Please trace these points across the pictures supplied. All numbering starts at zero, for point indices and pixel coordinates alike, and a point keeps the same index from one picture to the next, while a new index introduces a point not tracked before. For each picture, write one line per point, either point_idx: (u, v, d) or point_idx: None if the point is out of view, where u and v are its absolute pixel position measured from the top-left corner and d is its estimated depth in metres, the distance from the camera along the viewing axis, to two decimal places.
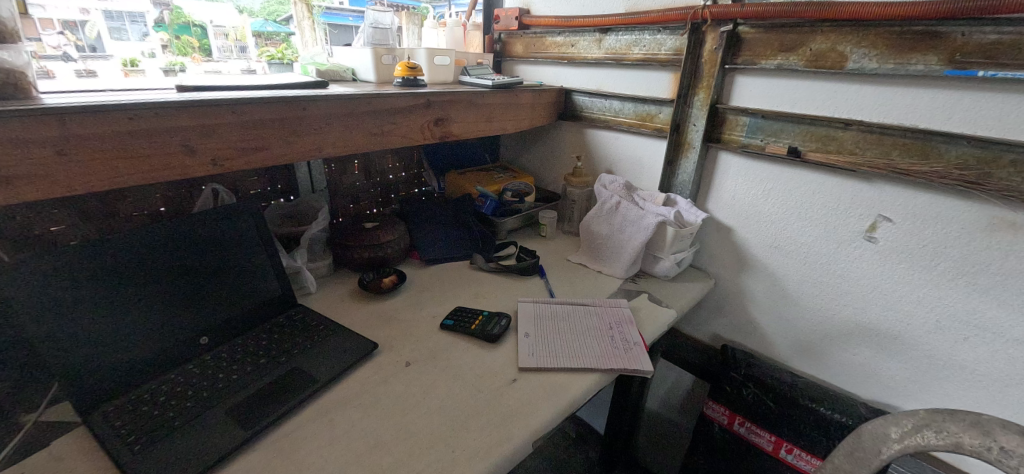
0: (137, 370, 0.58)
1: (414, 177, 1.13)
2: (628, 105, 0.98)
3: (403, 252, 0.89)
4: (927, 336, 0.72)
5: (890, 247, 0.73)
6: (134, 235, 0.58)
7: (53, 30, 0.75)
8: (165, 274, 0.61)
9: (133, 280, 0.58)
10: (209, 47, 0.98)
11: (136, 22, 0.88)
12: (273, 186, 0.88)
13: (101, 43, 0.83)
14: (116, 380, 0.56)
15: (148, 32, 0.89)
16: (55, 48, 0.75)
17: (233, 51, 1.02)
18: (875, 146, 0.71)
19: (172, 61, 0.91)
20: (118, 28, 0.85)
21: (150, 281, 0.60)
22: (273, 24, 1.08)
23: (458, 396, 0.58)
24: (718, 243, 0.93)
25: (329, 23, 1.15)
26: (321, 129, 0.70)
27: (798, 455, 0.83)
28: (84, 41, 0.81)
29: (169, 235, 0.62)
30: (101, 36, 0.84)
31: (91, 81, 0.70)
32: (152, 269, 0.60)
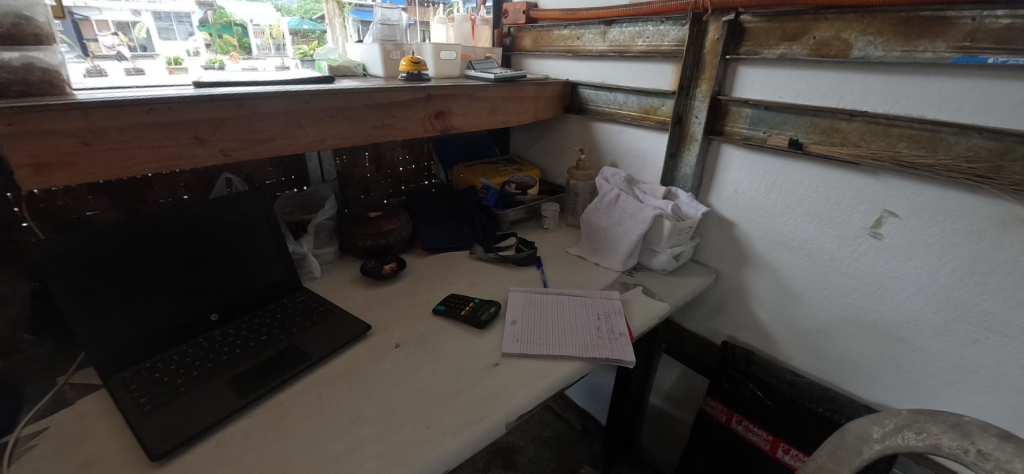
0: (152, 341, 0.63)
1: (424, 169, 1.17)
2: (632, 98, 0.97)
3: (406, 241, 0.92)
4: (936, 338, 0.69)
5: (897, 244, 0.70)
6: (150, 217, 0.64)
7: (106, 32, 0.84)
8: (178, 254, 0.66)
9: (150, 258, 0.63)
10: (249, 45, 1.04)
11: (182, 22, 0.95)
12: (286, 176, 0.93)
13: (151, 42, 0.90)
14: (133, 349, 0.61)
15: (193, 32, 0.96)
16: (109, 48, 0.84)
17: (270, 50, 1.06)
18: (881, 137, 0.68)
19: (212, 58, 0.97)
20: (166, 28, 0.93)
21: (165, 259, 0.65)
22: (309, 22, 1.11)
23: (439, 377, 0.61)
24: (720, 237, 0.91)
25: (360, 20, 1.17)
26: (324, 122, 0.74)
27: (795, 456, 0.81)
28: (135, 41, 0.88)
29: (183, 219, 0.67)
30: (150, 36, 0.91)
31: (138, 78, 0.77)
32: (167, 249, 0.65)
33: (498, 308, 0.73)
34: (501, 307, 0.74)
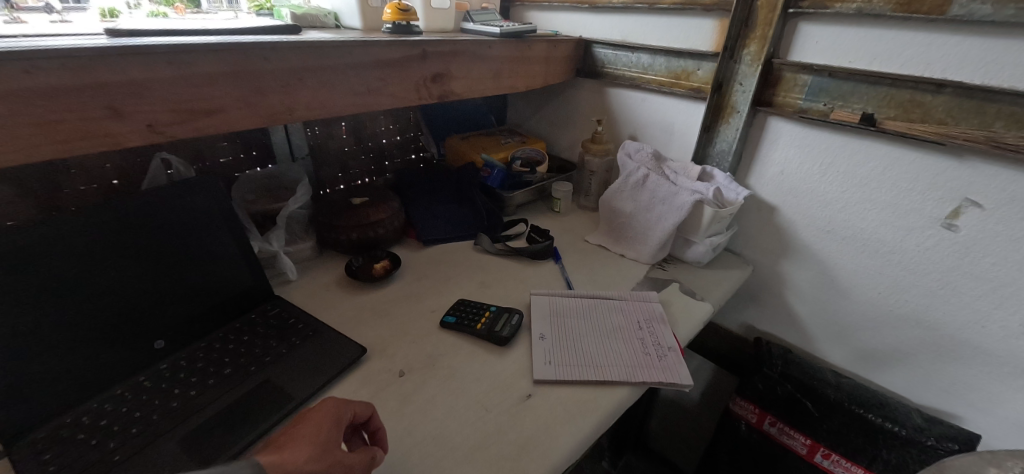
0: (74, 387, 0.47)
1: (411, 142, 1.00)
2: (659, 60, 0.83)
3: (398, 232, 0.78)
4: (1006, 342, 0.62)
5: (974, 238, 0.61)
6: (60, 220, 0.46)
7: None
8: (103, 269, 0.49)
9: (65, 274, 0.46)
10: None
11: None
12: (246, 154, 0.76)
13: None
14: (47, 402, 0.45)
15: None
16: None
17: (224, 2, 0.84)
18: (974, 114, 0.57)
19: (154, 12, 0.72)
20: None
21: (87, 274, 0.48)
22: None
23: (463, 417, 0.48)
24: (759, 224, 0.82)
25: None
26: (291, 86, 0.56)
27: (836, 462, 0.75)
28: None
29: (110, 218, 0.50)
30: None
31: (61, 27, 0.57)
32: (84, 264, 0.48)
33: (519, 319, 0.61)
34: (521, 316, 0.62)
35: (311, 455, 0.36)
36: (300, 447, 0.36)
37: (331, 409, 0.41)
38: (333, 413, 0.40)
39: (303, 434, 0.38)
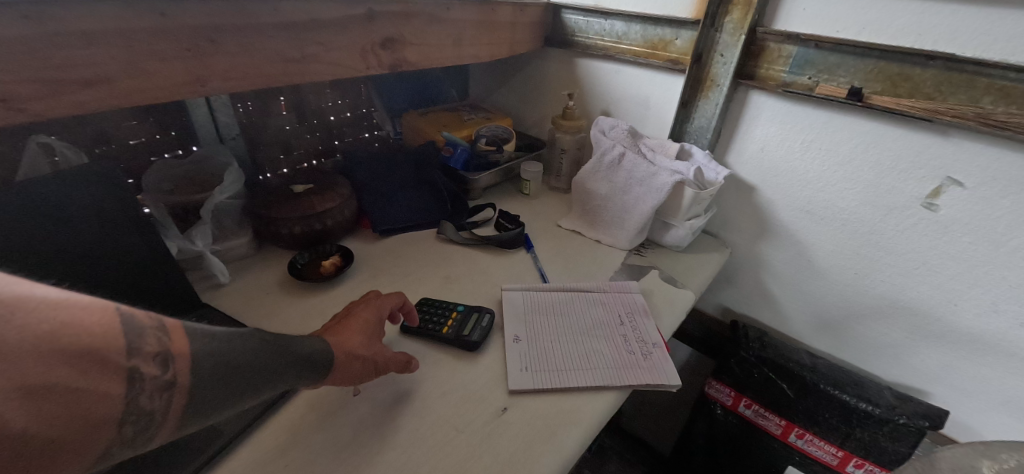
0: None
1: (363, 118, 0.90)
2: (635, 27, 0.77)
3: (350, 222, 0.69)
4: (978, 320, 0.62)
5: (953, 217, 0.60)
6: None
7: None
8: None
9: None
10: None
11: None
12: (163, 134, 0.65)
13: None
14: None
15: None
16: None
17: None
18: (963, 89, 0.55)
19: None
20: None
21: None
22: None
23: (430, 440, 0.42)
24: (737, 205, 0.79)
25: None
26: (204, 50, 0.45)
27: (810, 441, 0.75)
28: None
29: None
30: None
31: None
32: None
33: (490, 319, 0.55)
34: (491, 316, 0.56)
35: (363, 338, 0.44)
36: (356, 331, 0.44)
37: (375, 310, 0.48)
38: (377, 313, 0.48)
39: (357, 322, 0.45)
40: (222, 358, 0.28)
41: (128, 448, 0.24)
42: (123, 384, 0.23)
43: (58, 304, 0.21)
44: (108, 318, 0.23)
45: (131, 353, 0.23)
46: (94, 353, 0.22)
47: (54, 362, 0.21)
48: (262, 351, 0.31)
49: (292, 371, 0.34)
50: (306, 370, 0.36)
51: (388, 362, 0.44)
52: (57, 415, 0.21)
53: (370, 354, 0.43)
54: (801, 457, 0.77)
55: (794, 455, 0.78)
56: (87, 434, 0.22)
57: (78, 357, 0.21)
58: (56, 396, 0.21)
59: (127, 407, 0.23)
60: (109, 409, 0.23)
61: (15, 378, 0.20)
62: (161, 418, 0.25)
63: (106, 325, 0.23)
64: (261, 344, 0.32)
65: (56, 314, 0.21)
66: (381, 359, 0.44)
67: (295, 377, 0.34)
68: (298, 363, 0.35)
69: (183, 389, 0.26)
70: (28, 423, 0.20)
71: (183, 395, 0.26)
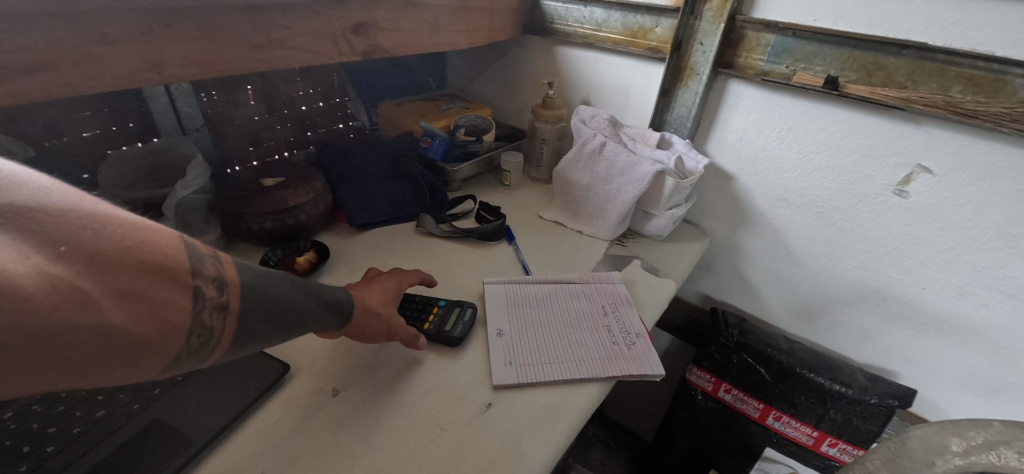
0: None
1: (337, 108, 0.87)
2: (615, 15, 0.76)
3: (325, 216, 0.67)
4: (945, 302, 0.65)
5: (923, 203, 0.62)
6: None
7: None
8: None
9: None
10: None
11: None
12: (119, 125, 0.61)
13: None
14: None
15: None
16: None
17: None
18: (934, 78, 0.56)
19: None
20: None
21: None
22: None
23: (414, 439, 0.41)
24: (716, 194, 0.79)
25: None
26: (157, 34, 0.42)
27: (786, 423, 0.77)
28: None
29: None
30: None
31: None
32: None
33: (472, 313, 0.54)
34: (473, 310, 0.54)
35: (380, 305, 0.47)
36: (373, 298, 0.47)
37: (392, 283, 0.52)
38: (394, 287, 0.51)
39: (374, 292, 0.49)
40: (264, 291, 0.32)
41: (188, 362, 0.27)
42: (191, 298, 0.26)
43: (136, 225, 0.25)
44: (174, 242, 0.26)
45: (197, 273, 0.27)
46: (167, 269, 0.25)
47: (138, 273, 0.24)
48: (295, 291, 0.35)
49: (321, 314, 0.38)
50: (331, 317, 0.39)
51: (399, 329, 0.47)
52: (143, 318, 0.24)
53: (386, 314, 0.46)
54: (779, 438, 0.79)
55: (772, 437, 0.80)
56: (163, 342, 0.25)
57: (156, 271, 0.25)
58: (140, 302, 0.24)
59: (194, 320, 0.27)
60: (183, 317, 0.26)
61: (109, 281, 0.23)
62: (217, 336, 0.28)
63: (175, 247, 0.26)
64: (294, 286, 0.35)
65: (136, 232, 0.24)
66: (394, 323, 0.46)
67: (321, 321, 0.38)
68: (325, 307, 0.38)
69: (235, 312, 0.29)
70: (121, 321, 0.23)
71: (235, 317, 0.29)
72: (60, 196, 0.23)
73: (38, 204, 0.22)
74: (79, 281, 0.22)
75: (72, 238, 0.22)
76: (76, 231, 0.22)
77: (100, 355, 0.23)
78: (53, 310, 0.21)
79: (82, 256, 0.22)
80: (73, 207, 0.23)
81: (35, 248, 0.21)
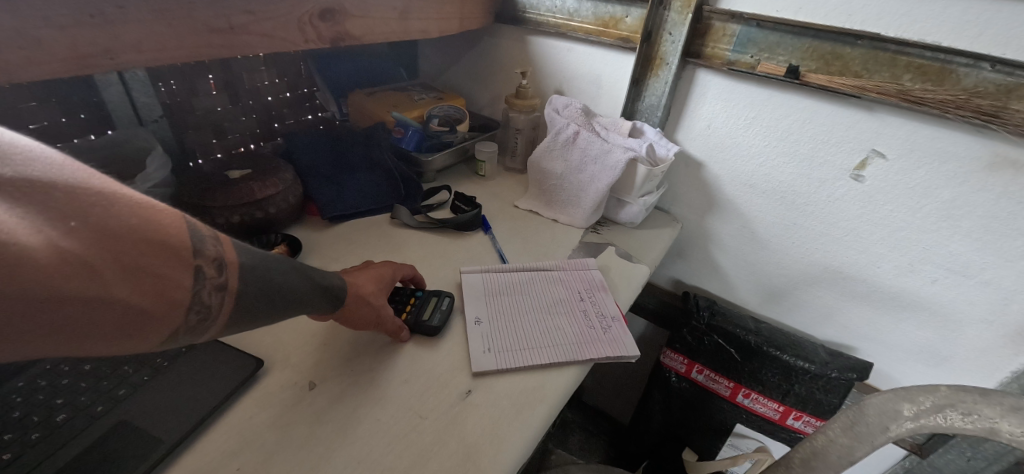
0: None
1: (304, 98, 0.84)
2: (586, 4, 0.77)
3: (296, 208, 0.65)
4: (897, 279, 0.69)
5: (877, 186, 0.65)
6: None
7: None
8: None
9: None
10: None
11: None
12: (69, 116, 0.58)
13: None
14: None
15: None
16: None
17: None
18: (886, 67, 0.59)
19: None
20: None
21: None
22: None
23: (395, 428, 0.41)
24: (686, 181, 0.81)
25: None
26: (107, 17, 0.39)
27: (755, 399, 0.81)
28: None
29: None
30: None
31: None
32: None
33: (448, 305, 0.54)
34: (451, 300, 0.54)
35: (375, 292, 0.48)
36: (370, 284, 0.48)
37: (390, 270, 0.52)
38: (392, 275, 0.52)
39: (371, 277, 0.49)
40: (261, 273, 0.34)
41: (188, 335, 0.30)
42: (192, 276, 0.29)
43: (141, 205, 0.27)
44: (178, 222, 0.29)
45: (197, 252, 0.29)
46: (169, 248, 0.28)
47: (143, 250, 0.26)
48: (295, 275, 0.38)
49: (319, 300, 0.40)
50: (330, 303, 0.42)
51: (387, 320, 0.48)
52: (146, 291, 0.26)
53: (377, 304, 0.47)
54: (748, 414, 0.83)
55: (742, 414, 0.83)
56: (164, 314, 0.28)
57: (160, 249, 0.27)
58: (144, 278, 0.26)
59: (194, 297, 0.29)
60: (183, 293, 0.28)
61: (117, 256, 0.25)
62: (216, 313, 0.31)
63: (177, 228, 0.28)
64: (292, 269, 0.37)
65: (143, 212, 0.27)
66: (384, 313, 0.48)
67: (319, 304, 0.40)
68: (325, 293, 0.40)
69: (232, 290, 0.32)
70: (127, 294, 0.25)
71: (232, 295, 0.32)
72: (71, 177, 0.25)
73: (52, 182, 0.24)
74: (88, 253, 0.24)
75: (83, 213, 0.24)
76: (86, 207, 0.24)
77: (108, 326, 0.25)
78: (64, 278, 0.23)
79: (92, 233, 0.24)
80: (85, 186, 0.25)
81: (49, 222, 0.23)
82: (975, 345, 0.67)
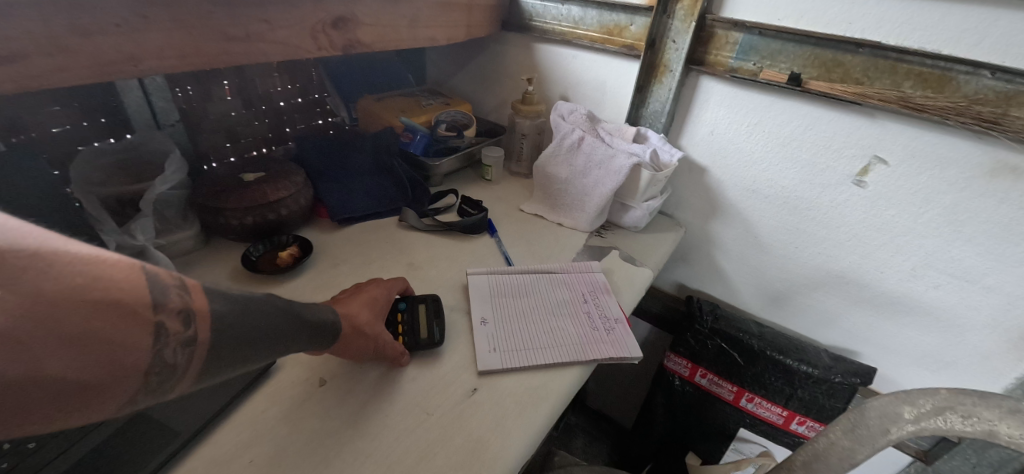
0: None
1: (315, 104, 0.86)
2: (591, 13, 0.79)
3: (306, 211, 0.67)
4: (899, 284, 0.69)
5: (879, 192, 0.66)
6: None
7: None
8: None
9: None
10: None
11: None
12: (90, 120, 0.60)
13: None
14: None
15: None
16: None
17: None
18: (886, 75, 0.60)
19: None
20: None
21: None
22: None
23: (402, 424, 0.42)
24: (689, 186, 0.82)
25: None
26: (132, 25, 0.41)
27: (758, 404, 0.81)
28: None
29: None
30: None
31: None
32: None
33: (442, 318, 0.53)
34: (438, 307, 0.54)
35: (370, 319, 0.46)
36: (363, 310, 0.46)
37: (381, 290, 0.51)
38: (384, 296, 0.50)
39: (364, 300, 0.48)
40: (245, 317, 0.29)
41: (151, 401, 0.25)
42: (151, 335, 0.24)
43: (87, 259, 0.22)
44: (133, 275, 0.24)
45: (157, 307, 0.24)
46: (120, 306, 0.23)
47: (87, 310, 0.21)
48: (278, 314, 0.33)
49: (304, 338, 0.36)
50: (317, 340, 0.38)
51: (386, 348, 0.46)
52: (90, 363, 0.22)
53: (372, 333, 0.45)
54: (751, 419, 0.83)
55: (745, 418, 0.84)
56: (116, 383, 0.23)
57: (105, 311, 0.22)
58: (87, 347, 0.22)
59: (152, 359, 0.24)
60: (135, 359, 0.23)
61: (52, 323, 0.21)
62: (183, 373, 0.26)
63: (132, 280, 0.23)
64: (276, 311, 0.33)
65: (89, 267, 0.22)
66: (381, 341, 0.46)
67: (305, 343, 0.36)
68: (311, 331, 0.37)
69: (205, 346, 0.26)
70: (65, 367, 0.21)
71: (205, 351, 0.26)
72: (7, 231, 0.21)
73: None
74: (16, 326, 0.20)
75: (14, 276, 0.20)
76: (18, 269, 0.20)
77: (46, 404, 0.21)
78: None
79: (25, 297, 0.20)
80: (19, 243, 0.21)
81: None
82: (979, 350, 0.67)
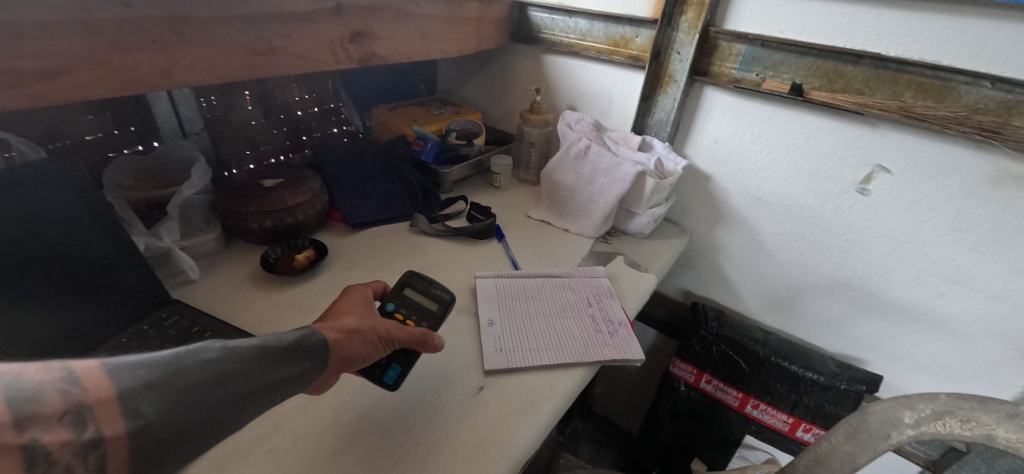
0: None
1: (330, 113, 0.90)
2: (598, 25, 0.81)
3: (321, 216, 0.69)
4: (905, 292, 0.70)
5: (883, 200, 0.67)
6: None
7: None
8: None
9: None
10: None
11: None
12: (120, 128, 0.63)
13: None
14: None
15: None
16: None
17: None
18: (887, 85, 0.61)
19: None
20: None
21: None
22: None
23: (411, 419, 0.44)
24: (694, 194, 0.84)
25: None
26: (166, 41, 0.44)
27: (764, 410, 0.81)
28: None
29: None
30: None
31: None
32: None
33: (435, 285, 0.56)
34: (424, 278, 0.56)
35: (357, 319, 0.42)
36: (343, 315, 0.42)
37: (356, 293, 0.47)
38: (359, 296, 0.47)
39: (342, 308, 0.43)
40: (185, 389, 0.24)
41: None
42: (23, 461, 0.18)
43: None
44: None
45: (23, 423, 0.19)
46: None
47: None
48: (238, 367, 0.27)
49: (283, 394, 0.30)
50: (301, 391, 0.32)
51: (393, 334, 0.43)
52: None
53: (367, 325, 0.41)
54: (757, 425, 0.83)
55: (751, 424, 0.84)
56: None
57: None
58: None
59: None
60: None
61: None
62: None
63: None
64: (230, 359, 0.27)
65: None
66: (382, 328, 0.42)
67: (284, 400, 0.30)
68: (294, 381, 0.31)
69: (121, 443, 0.21)
70: None
71: (122, 450, 0.21)
72: None
73: None
74: None
75: None
76: None
77: None
78: None
79: None
80: None
81: None
82: (986, 359, 0.67)
